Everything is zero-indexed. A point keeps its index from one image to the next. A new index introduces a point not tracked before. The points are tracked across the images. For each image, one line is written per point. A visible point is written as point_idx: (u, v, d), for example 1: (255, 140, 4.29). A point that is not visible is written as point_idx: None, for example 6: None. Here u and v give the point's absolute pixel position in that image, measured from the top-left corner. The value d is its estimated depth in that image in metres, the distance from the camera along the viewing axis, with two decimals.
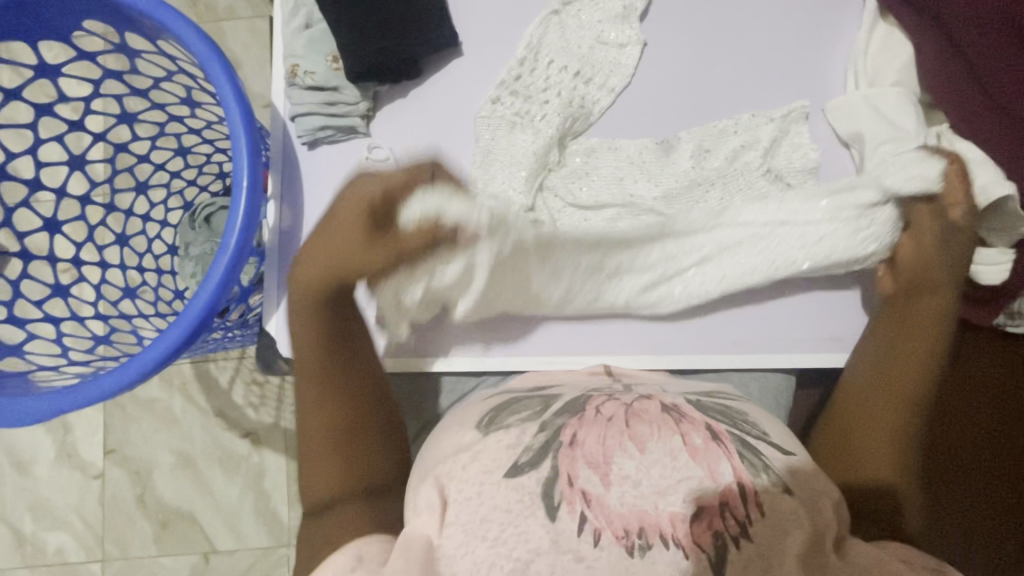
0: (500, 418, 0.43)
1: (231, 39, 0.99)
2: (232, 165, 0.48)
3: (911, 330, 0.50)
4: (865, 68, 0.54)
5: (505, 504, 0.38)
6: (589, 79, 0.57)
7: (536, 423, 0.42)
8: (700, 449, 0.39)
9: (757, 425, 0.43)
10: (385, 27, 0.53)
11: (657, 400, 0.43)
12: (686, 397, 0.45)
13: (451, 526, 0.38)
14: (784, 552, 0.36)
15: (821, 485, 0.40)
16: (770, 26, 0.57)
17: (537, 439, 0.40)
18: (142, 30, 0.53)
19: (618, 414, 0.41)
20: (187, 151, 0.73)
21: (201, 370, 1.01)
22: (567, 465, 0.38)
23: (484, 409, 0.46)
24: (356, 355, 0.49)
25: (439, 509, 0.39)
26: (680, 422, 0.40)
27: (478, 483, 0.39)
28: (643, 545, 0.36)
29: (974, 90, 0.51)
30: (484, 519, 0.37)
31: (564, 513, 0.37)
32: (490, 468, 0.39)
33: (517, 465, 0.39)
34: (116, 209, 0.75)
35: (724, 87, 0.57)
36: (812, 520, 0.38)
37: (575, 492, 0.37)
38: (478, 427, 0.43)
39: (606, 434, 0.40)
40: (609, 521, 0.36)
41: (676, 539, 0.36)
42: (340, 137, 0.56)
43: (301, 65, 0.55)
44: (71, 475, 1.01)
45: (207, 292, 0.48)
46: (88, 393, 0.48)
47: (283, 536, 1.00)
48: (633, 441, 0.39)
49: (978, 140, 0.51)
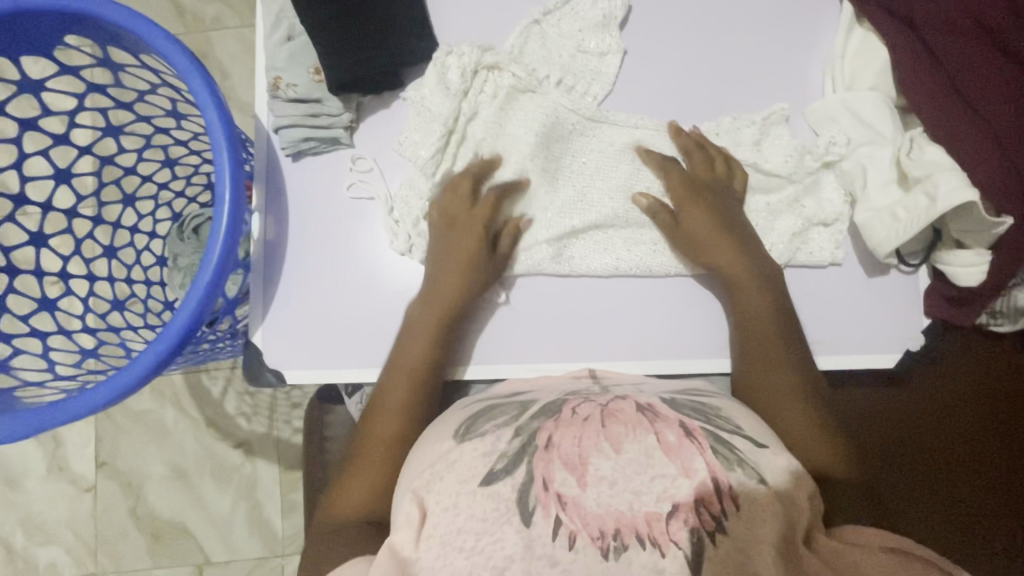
0: (477, 425, 0.44)
1: (219, 49, 0.99)
2: (214, 176, 0.48)
3: (787, 336, 0.51)
4: (842, 74, 0.55)
5: (481, 513, 0.38)
6: (575, 75, 0.57)
7: (511, 428, 0.42)
8: (674, 446, 0.39)
9: (730, 418, 0.43)
10: (366, 39, 0.53)
11: (632, 400, 0.43)
12: (661, 396, 0.45)
13: (428, 539, 0.38)
14: (765, 541, 0.37)
15: (798, 475, 0.41)
16: (748, 32, 0.58)
17: (511, 444, 0.41)
18: (125, 45, 0.53)
19: (594, 414, 0.41)
20: (174, 163, 0.73)
21: (192, 380, 1.01)
22: (542, 468, 0.38)
23: (460, 419, 0.46)
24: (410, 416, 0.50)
25: (418, 523, 0.39)
26: (654, 421, 0.40)
27: (454, 493, 0.39)
28: (618, 546, 0.36)
29: (948, 92, 0.50)
30: (460, 529, 0.38)
31: (539, 518, 0.37)
32: (465, 478, 0.40)
33: (493, 472, 0.39)
34: (103, 221, 0.75)
35: (704, 93, 0.57)
36: (787, 511, 0.39)
37: (550, 496, 0.37)
38: (455, 437, 0.43)
39: (581, 435, 0.40)
40: (585, 523, 0.36)
41: (653, 538, 0.36)
42: (324, 148, 0.56)
43: (283, 78, 0.55)
44: (63, 488, 1.01)
45: (192, 305, 0.48)
46: (72, 407, 0.48)
47: (277, 545, 1.00)
48: (608, 441, 0.39)
49: (947, 144, 0.50)
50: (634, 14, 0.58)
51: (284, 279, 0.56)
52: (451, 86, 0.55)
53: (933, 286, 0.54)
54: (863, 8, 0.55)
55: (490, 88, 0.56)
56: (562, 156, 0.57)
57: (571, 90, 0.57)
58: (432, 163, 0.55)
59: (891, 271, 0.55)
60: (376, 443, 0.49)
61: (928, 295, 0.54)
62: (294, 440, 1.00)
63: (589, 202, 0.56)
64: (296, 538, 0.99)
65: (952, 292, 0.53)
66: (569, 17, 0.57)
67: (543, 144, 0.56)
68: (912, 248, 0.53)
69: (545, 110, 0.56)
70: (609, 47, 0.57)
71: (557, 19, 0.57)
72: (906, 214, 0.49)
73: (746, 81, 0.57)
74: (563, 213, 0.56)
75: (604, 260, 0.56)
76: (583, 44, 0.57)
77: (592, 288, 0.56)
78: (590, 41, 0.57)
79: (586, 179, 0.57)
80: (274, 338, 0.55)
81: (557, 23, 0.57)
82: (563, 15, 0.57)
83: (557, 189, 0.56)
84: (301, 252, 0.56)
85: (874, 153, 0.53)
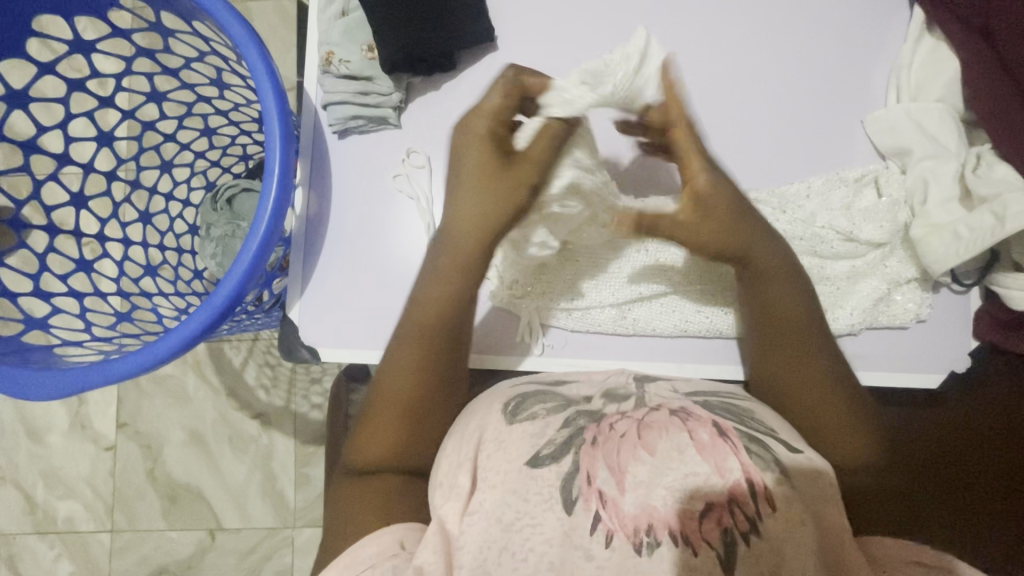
0: (526, 405, 0.43)
1: (258, 19, 0.98)
2: (263, 149, 0.48)
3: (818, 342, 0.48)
4: (909, 84, 0.53)
5: (524, 491, 0.38)
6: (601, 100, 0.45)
7: (561, 417, 0.41)
8: (707, 444, 0.38)
9: (765, 422, 0.41)
10: (421, 18, 0.52)
11: (664, 407, 0.41)
12: (692, 398, 0.43)
13: (474, 511, 0.39)
14: (797, 545, 0.36)
15: (830, 486, 0.39)
16: (811, 35, 0.56)
17: (559, 433, 0.40)
18: (179, 9, 0.53)
19: (630, 429, 0.39)
20: (213, 132, 0.73)
21: (214, 349, 1.02)
22: (588, 462, 0.38)
23: (509, 395, 0.45)
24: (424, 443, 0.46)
25: (466, 496, 0.40)
26: (686, 420, 0.39)
27: (503, 471, 0.39)
28: (652, 542, 0.36)
29: (1019, 107, 0.49)
30: (502, 502, 0.38)
31: (581, 509, 0.37)
32: (511, 457, 0.39)
33: (538, 456, 0.39)
34: (141, 185, 0.76)
35: (756, 101, 0.56)
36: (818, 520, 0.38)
37: (593, 491, 0.37)
38: (504, 415, 0.42)
39: (619, 449, 0.38)
40: (622, 522, 0.36)
41: (685, 536, 0.36)
42: (370, 127, 0.56)
43: (336, 53, 0.55)
44: (84, 446, 1.03)
45: (234, 278, 0.47)
46: (112, 371, 0.49)
47: (288, 517, 1.01)
48: (643, 446, 0.38)
49: (1008, 166, 0.49)
50: (695, 11, 0.57)
51: (322, 255, 0.56)
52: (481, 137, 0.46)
53: (984, 308, 0.52)
54: (936, 15, 0.53)
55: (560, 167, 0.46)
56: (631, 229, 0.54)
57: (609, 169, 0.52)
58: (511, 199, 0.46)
59: (942, 290, 0.53)
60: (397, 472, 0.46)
61: (980, 318, 0.52)
62: (311, 415, 1.01)
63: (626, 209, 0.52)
64: (308, 512, 1.01)
65: (1006, 316, 0.51)
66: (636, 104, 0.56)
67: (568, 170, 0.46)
68: (968, 267, 0.52)
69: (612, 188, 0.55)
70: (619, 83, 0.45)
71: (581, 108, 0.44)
72: (970, 232, 0.48)
73: (804, 87, 0.56)
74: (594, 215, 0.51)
75: (630, 269, 0.55)
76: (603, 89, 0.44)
77: (617, 279, 0.55)
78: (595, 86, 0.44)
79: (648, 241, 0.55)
80: (309, 313, 0.55)
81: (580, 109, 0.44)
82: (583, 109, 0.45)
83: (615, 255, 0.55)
84: (341, 230, 0.56)
85: (938, 168, 0.51)
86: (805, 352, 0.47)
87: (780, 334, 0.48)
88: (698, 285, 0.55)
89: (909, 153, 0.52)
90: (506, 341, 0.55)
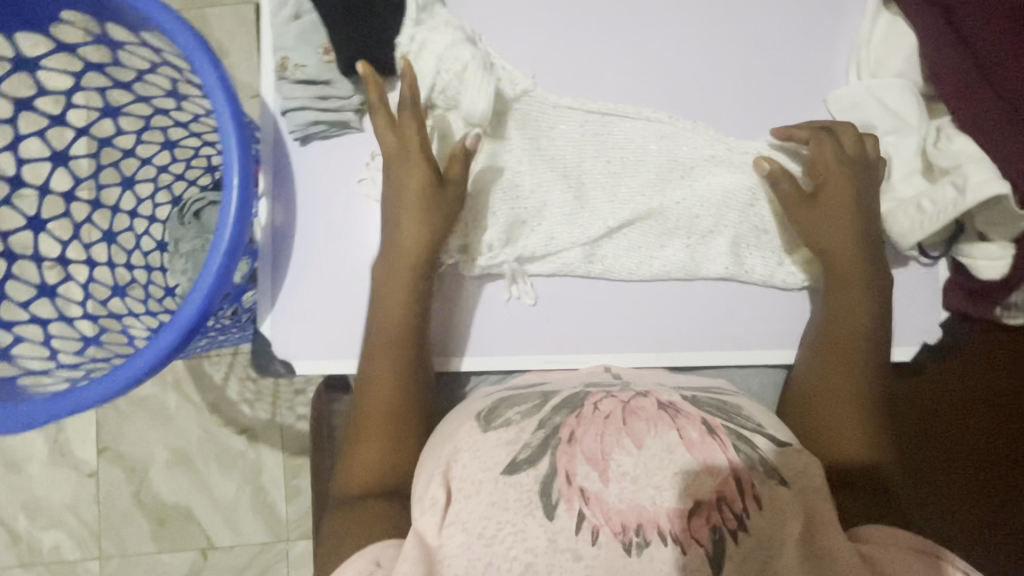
0: (499, 412, 0.43)
1: (217, 27, 0.95)
2: (222, 160, 0.47)
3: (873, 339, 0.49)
4: (868, 61, 0.54)
5: (503, 500, 0.37)
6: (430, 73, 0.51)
7: (534, 419, 0.41)
8: (696, 442, 0.38)
9: (752, 417, 0.42)
10: (375, 19, 0.52)
11: (653, 397, 0.42)
12: (681, 394, 0.44)
13: (451, 523, 0.38)
14: (784, 539, 0.37)
15: (819, 479, 0.40)
16: (770, 17, 0.56)
17: (534, 437, 0.40)
18: (126, 21, 0.51)
19: (616, 412, 0.40)
20: (175, 144, 0.71)
21: (194, 366, 1.00)
22: (566, 462, 0.38)
23: (481, 407, 0.45)
24: (398, 459, 0.47)
25: (442, 506, 0.38)
26: (676, 416, 0.40)
27: (477, 479, 0.38)
28: (641, 542, 0.35)
29: (974, 78, 0.49)
30: (483, 515, 0.37)
31: (562, 511, 0.36)
32: (487, 466, 0.39)
33: (515, 462, 0.39)
34: (102, 204, 0.73)
35: (718, 84, 0.56)
36: (809, 512, 0.39)
37: (573, 490, 0.37)
38: (478, 423, 0.42)
39: (602, 432, 0.39)
40: (607, 518, 0.36)
41: (674, 534, 0.36)
42: (333, 132, 0.55)
43: (291, 58, 0.53)
44: (65, 474, 1.00)
45: (200, 295, 0.46)
46: (78, 399, 0.47)
47: (282, 529, 1.00)
48: (630, 437, 0.38)
49: (967, 138, 0.49)
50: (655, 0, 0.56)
51: (291, 265, 0.55)
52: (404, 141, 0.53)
53: (953, 279, 0.53)
54: None
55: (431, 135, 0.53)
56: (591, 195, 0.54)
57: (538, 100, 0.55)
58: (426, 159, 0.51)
59: (911, 263, 0.54)
60: (366, 483, 0.46)
61: (949, 289, 0.53)
62: (298, 426, 1.00)
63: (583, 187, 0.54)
64: (301, 524, 1.00)
65: (973, 286, 0.52)
66: (598, 99, 0.56)
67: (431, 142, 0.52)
68: (933, 240, 0.52)
69: (571, 158, 0.55)
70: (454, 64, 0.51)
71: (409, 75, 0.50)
72: (933, 204, 0.49)
73: (767, 70, 0.56)
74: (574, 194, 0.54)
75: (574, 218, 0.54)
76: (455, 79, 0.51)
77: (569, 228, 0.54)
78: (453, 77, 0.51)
79: (609, 203, 0.54)
80: (281, 326, 0.54)
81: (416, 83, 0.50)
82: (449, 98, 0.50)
83: (575, 214, 0.54)
84: (309, 239, 0.55)
85: (900, 143, 0.52)
86: (857, 349, 0.49)
87: (838, 333, 0.50)
88: (643, 245, 0.54)
89: (872, 129, 0.52)
90: (487, 340, 0.55)
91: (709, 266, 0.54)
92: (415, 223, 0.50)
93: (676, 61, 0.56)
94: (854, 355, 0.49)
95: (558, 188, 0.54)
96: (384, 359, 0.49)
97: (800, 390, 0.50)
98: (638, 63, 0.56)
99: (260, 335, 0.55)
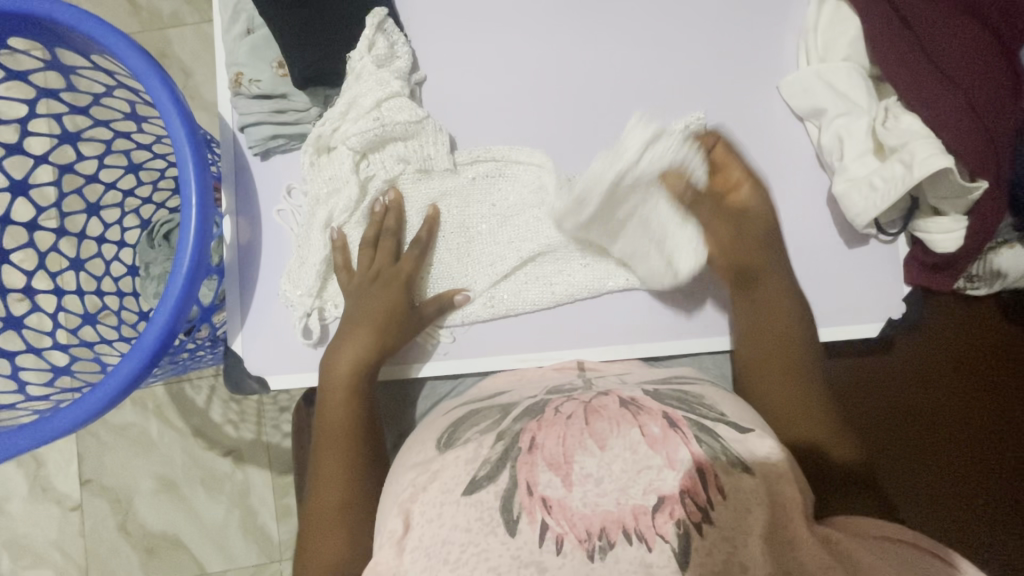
0: (459, 433, 0.44)
1: (178, 47, 0.94)
2: (178, 180, 0.46)
3: (807, 353, 0.50)
4: (816, 46, 0.55)
5: (464, 522, 0.37)
6: (354, 100, 0.51)
7: (494, 433, 0.42)
8: (659, 438, 0.38)
9: (714, 406, 0.43)
10: (325, 29, 0.52)
11: (615, 395, 0.43)
12: (644, 387, 0.45)
13: (413, 549, 0.37)
14: (749, 529, 0.36)
15: (782, 465, 0.39)
16: (719, 9, 0.57)
17: (494, 450, 0.40)
18: (75, 45, 0.50)
19: (577, 413, 0.40)
20: (139, 168, 0.70)
21: (174, 391, 0.98)
22: (527, 472, 0.37)
23: (444, 427, 0.46)
24: (351, 532, 0.45)
25: (401, 535, 0.38)
26: (638, 414, 0.40)
27: (438, 503, 0.38)
28: (604, 546, 0.34)
29: (914, 54, 0.51)
30: (444, 541, 0.37)
31: (524, 524, 0.36)
32: (448, 488, 0.39)
33: (475, 480, 0.39)
34: (67, 232, 0.72)
35: (627, 120, 0.56)
36: (773, 499, 0.37)
37: (535, 500, 0.36)
38: (437, 447, 0.44)
39: (564, 434, 0.39)
40: (572, 525, 0.35)
41: (639, 532, 0.35)
42: (292, 145, 0.55)
43: (245, 74, 0.54)
44: (47, 509, 0.98)
45: (163, 319, 0.46)
46: (44, 432, 0.46)
47: (274, 551, 0.98)
48: (592, 438, 0.38)
49: (912, 115, 0.50)
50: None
51: (259, 281, 0.55)
52: (321, 173, 0.53)
53: (912, 254, 0.55)
54: None
55: (344, 161, 0.52)
56: (521, 220, 0.56)
57: (432, 167, 0.54)
58: (345, 197, 0.53)
59: (870, 241, 0.55)
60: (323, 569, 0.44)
61: (908, 264, 0.55)
62: (284, 444, 0.98)
63: (519, 231, 0.55)
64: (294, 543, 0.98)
65: (930, 259, 0.53)
66: (509, 137, 0.57)
67: (326, 179, 0.53)
68: (889, 217, 0.54)
69: (459, 218, 0.56)
70: (386, 101, 0.51)
71: (346, 98, 0.51)
72: (883, 181, 0.50)
73: (719, 61, 0.57)
74: (515, 235, 0.55)
75: (536, 221, 0.55)
76: (382, 112, 0.51)
77: (529, 237, 0.55)
78: (389, 110, 0.51)
79: (494, 246, 0.55)
80: (252, 343, 0.55)
81: (352, 107, 0.51)
82: (370, 130, 0.51)
83: (543, 216, 0.55)
84: (276, 254, 0.56)
85: (850, 124, 0.52)
86: (794, 359, 0.50)
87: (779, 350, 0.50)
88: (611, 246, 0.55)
89: (824, 113, 0.54)
90: (472, 343, 0.56)
91: (621, 273, 0.55)
92: (364, 344, 0.51)
93: (631, 58, 0.57)
94: (799, 362, 0.50)
95: (523, 189, 0.56)
96: (333, 426, 0.49)
97: (765, 387, 0.50)
98: (591, 62, 0.57)
99: (232, 356, 0.55)
